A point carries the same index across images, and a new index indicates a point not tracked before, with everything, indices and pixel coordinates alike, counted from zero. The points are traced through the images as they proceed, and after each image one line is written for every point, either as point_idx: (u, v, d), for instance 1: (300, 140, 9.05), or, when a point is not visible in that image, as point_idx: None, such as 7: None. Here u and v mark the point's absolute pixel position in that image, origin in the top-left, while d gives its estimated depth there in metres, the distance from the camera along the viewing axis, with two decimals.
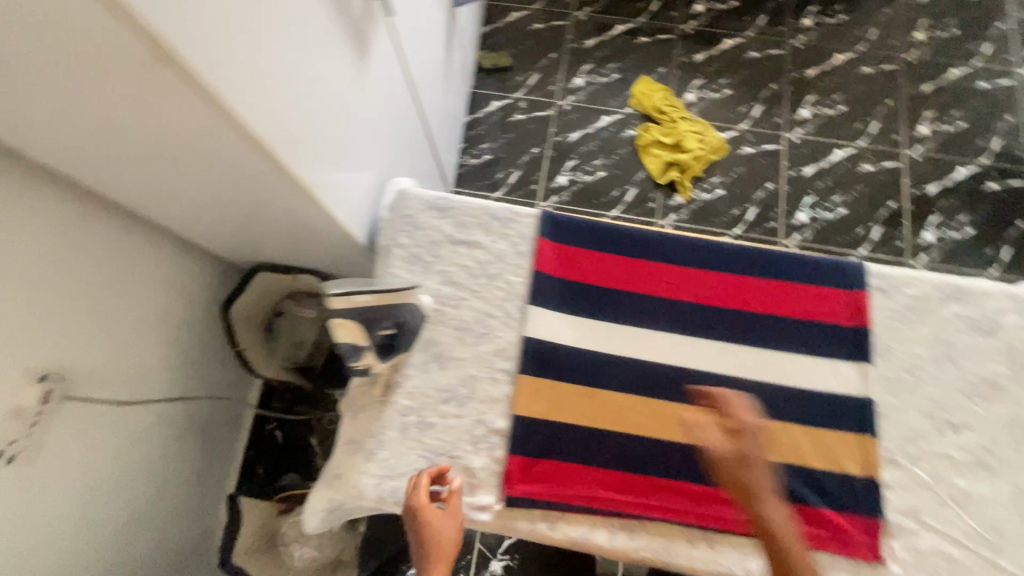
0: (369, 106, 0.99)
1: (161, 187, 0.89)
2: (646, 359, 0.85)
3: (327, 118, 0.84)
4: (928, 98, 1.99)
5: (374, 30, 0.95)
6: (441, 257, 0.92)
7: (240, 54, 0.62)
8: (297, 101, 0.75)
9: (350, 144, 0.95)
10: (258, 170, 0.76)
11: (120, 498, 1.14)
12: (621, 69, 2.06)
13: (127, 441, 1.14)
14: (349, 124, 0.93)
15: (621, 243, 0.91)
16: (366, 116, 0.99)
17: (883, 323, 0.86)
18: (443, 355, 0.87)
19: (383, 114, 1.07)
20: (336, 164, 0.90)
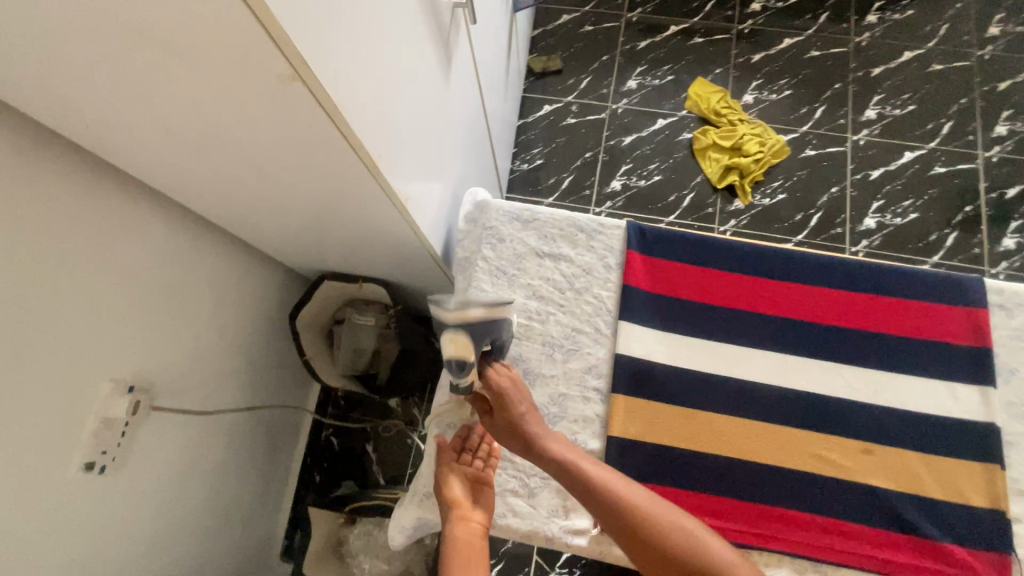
0: (447, 115, 0.98)
1: (247, 199, 0.89)
2: (747, 379, 0.81)
3: (414, 129, 0.83)
4: (1005, 96, 1.88)
5: (455, 37, 0.94)
6: (526, 270, 0.90)
7: (353, 68, 0.61)
8: (393, 113, 0.74)
9: (431, 154, 0.94)
10: (353, 181, 0.76)
11: (196, 506, 1.15)
12: (675, 71, 2.01)
13: (202, 450, 1.15)
14: (431, 133, 0.91)
15: (715, 256, 0.87)
16: (444, 125, 0.98)
17: (1005, 343, 0.80)
18: (531, 371, 0.85)
19: (457, 122, 1.06)
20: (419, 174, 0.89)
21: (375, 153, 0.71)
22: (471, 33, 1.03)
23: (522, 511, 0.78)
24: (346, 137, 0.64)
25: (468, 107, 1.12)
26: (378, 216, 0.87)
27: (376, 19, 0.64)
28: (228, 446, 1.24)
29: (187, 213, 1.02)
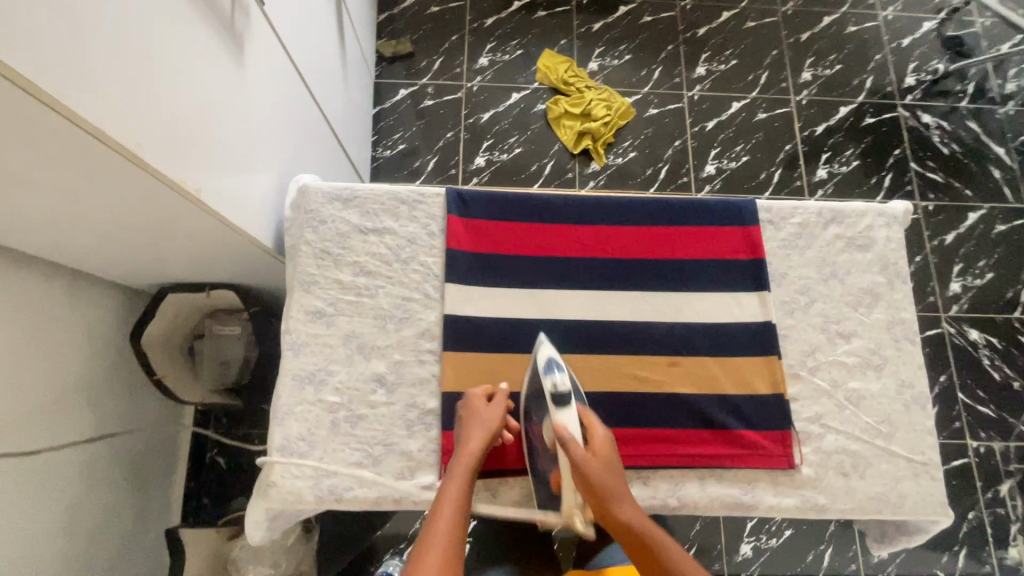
0: (252, 102, 0.95)
1: (38, 225, 0.82)
2: (565, 319, 0.88)
3: (207, 120, 0.80)
4: (807, 46, 2.13)
5: (242, 18, 0.90)
6: (351, 248, 0.91)
7: (75, 57, 0.56)
8: (168, 107, 0.71)
9: (239, 145, 0.90)
10: (135, 186, 0.71)
11: (50, 559, 1.05)
12: (523, 45, 2.07)
13: (51, 495, 1.06)
14: (233, 122, 0.88)
15: (530, 210, 0.93)
16: (251, 114, 0.94)
17: (775, 253, 0.93)
18: (366, 346, 0.86)
19: (272, 109, 1.03)
20: (229, 170, 0.87)
21: (152, 152, 0.68)
22: (266, 13, 0.99)
23: (368, 481, 0.80)
24: (93, 133, 0.60)
25: (285, 92, 1.09)
26: (187, 221, 0.83)
27: (100, 1, 0.59)
28: (81, 484, 1.14)
29: None
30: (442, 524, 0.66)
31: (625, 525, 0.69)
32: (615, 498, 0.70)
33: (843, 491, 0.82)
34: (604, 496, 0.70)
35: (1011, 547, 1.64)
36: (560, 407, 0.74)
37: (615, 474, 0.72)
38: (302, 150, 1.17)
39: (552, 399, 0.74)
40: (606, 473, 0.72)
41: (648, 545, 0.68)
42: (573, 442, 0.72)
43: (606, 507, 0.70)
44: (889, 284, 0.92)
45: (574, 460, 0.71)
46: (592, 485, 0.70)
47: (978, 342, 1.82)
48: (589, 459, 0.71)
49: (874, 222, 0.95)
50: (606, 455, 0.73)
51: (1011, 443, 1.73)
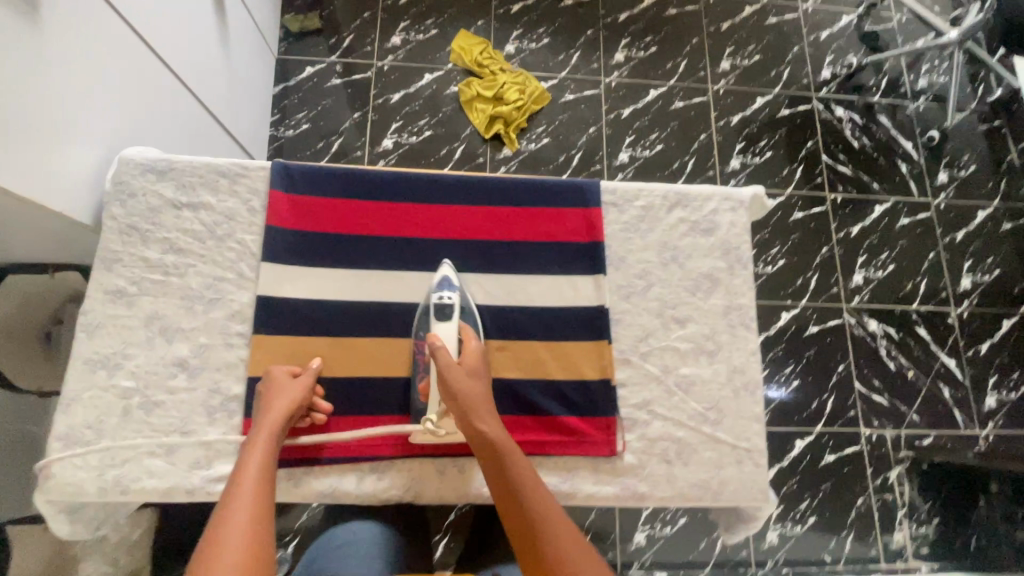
0: (64, 69, 0.88)
1: None
2: (390, 301, 0.84)
3: None
4: (727, 36, 2.12)
5: None
6: (163, 223, 0.85)
7: None
8: None
9: (35, 111, 0.82)
10: None
11: None
12: (439, 25, 2.00)
13: None
14: (24, 85, 0.80)
15: (364, 186, 0.88)
16: (57, 79, 0.86)
17: (615, 235, 0.90)
18: (169, 328, 0.80)
19: (98, 78, 0.96)
20: (22, 143, 0.80)
21: None
22: None
23: (159, 471, 0.75)
24: None
25: (117, 59, 1.00)
26: None
27: None
28: None
29: None
30: (236, 517, 0.62)
31: (478, 432, 0.70)
32: (475, 406, 0.72)
33: (663, 478, 0.81)
34: (463, 404, 0.71)
35: (896, 532, 1.69)
36: (440, 319, 0.78)
37: (480, 388, 0.74)
38: (143, 122, 1.10)
39: (436, 312, 0.78)
40: (469, 382, 0.73)
41: (496, 454, 0.69)
42: (442, 351, 0.74)
43: (466, 415, 0.71)
44: (729, 269, 0.91)
45: (440, 366, 0.73)
46: (453, 392, 0.72)
47: (876, 333, 1.86)
48: (453, 367, 0.73)
49: (718, 206, 0.93)
50: (476, 369, 0.76)
51: (902, 431, 1.77)
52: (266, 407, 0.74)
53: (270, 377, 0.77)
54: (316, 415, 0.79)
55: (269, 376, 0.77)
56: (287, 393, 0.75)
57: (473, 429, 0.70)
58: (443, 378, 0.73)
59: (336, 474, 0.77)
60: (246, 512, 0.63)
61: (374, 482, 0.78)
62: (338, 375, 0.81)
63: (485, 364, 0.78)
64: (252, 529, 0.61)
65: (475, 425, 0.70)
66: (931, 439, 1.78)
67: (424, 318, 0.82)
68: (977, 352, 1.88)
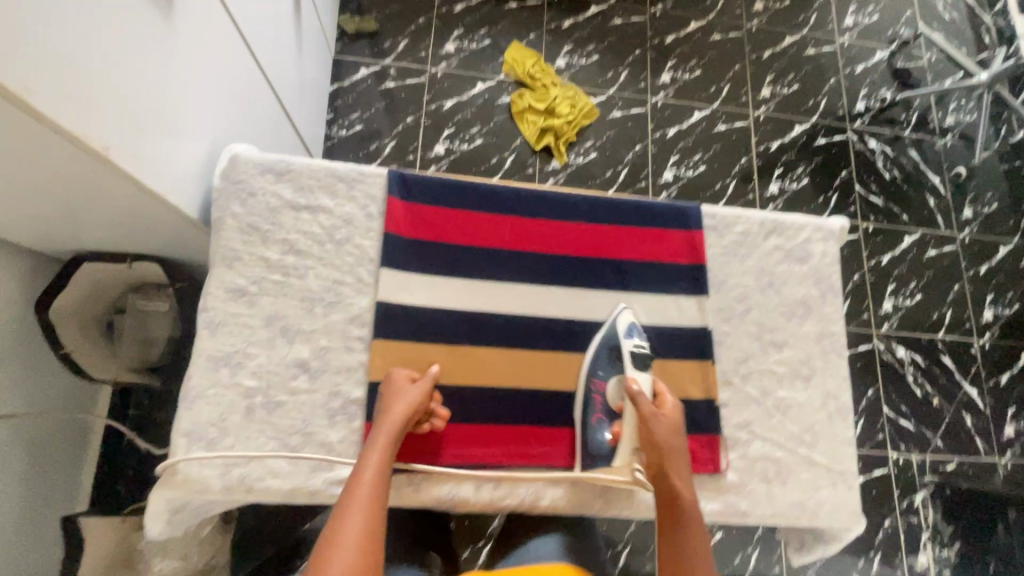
0: (187, 63, 0.89)
1: None
2: (502, 312, 0.86)
3: (129, 78, 0.75)
4: (768, 64, 2.18)
5: None
6: (282, 224, 0.85)
7: None
8: (79, 60, 0.66)
9: (167, 105, 0.84)
10: (34, 138, 0.65)
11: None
12: (491, 35, 2.03)
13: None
14: (157, 79, 0.81)
15: (477, 199, 0.90)
16: (181, 71, 0.87)
17: (716, 259, 0.93)
18: (290, 329, 0.81)
19: (211, 73, 0.97)
20: (154, 135, 0.81)
21: (57, 109, 0.63)
22: None
23: (282, 472, 0.76)
24: None
25: (223, 53, 1.01)
26: (100, 184, 0.77)
27: None
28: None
29: None
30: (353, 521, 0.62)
31: (671, 489, 0.72)
32: (672, 465, 0.73)
33: (764, 497, 0.84)
34: (661, 451, 0.74)
35: (920, 554, 1.74)
36: (635, 365, 0.81)
37: (680, 443, 0.76)
38: (239, 118, 1.10)
39: (630, 359, 0.81)
40: (671, 435, 0.75)
41: (678, 520, 0.70)
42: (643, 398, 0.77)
43: (662, 465, 0.73)
44: (822, 297, 0.95)
45: (642, 409, 0.76)
46: (652, 435, 0.75)
47: (904, 360, 1.92)
48: (657, 416, 0.76)
49: (812, 236, 0.97)
50: (675, 422, 0.77)
51: (926, 456, 1.83)
52: (385, 409, 0.74)
53: (394, 379, 0.77)
54: (435, 420, 0.79)
55: (393, 376, 0.78)
56: (405, 397, 0.75)
57: (669, 485, 0.72)
58: (644, 422, 0.75)
59: (453, 481, 0.79)
60: (361, 523, 0.62)
61: (489, 490, 0.79)
62: (452, 385, 0.83)
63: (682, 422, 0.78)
64: (365, 541, 0.61)
65: (669, 479, 0.72)
66: (953, 465, 1.84)
67: (609, 358, 0.83)
68: (997, 383, 1.95)
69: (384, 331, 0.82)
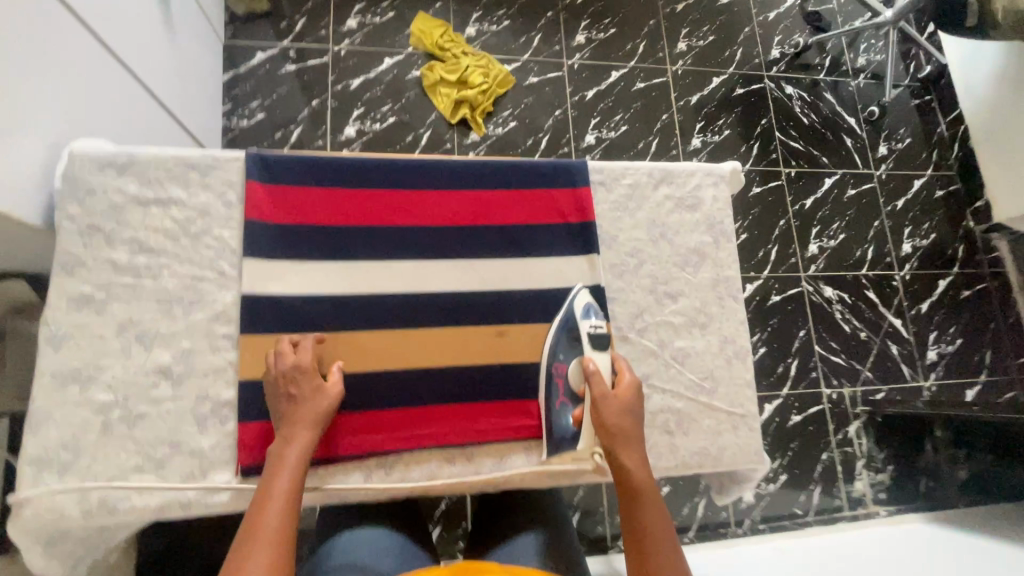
0: (14, 57, 0.79)
1: None
2: (382, 292, 0.81)
3: None
4: (682, 17, 2.16)
5: None
6: (128, 222, 0.78)
7: None
8: None
9: None
10: None
11: None
12: (395, 7, 1.94)
13: None
14: None
15: (347, 174, 0.84)
16: (8, 68, 0.78)
17: (605, 214, 0.91)
18: (146, 334, 0.75)
19: (48, 67, 0.87)
20: None
21: None
22: None
23: (149, 487, 0.71)
24: None
25: (61, 44, 0.91)
26: None
27: None
28: None
29: None
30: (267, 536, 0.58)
31: (620, 467, 0.68)
32: (625, 440, 0.70)
33: (667, 449, 0.83)
34: (611, 433, 0.70)
35: (857, 481, 1.82)
36: (595, 347, 0.78)
37: (632, 423, 0.72)
38: (93, 113, 1.01)
39: (589, 340, 0.79)
40: (621, 414, 0.72)
41: (631, 492, 0.67)
42: (596, 375, 0.75)
43: (613, 447, 0.70)
44: (715, 243, 0.94)
45: (595, 393, 0.74)
46: (602, 419, 0.71)
47: (832, 299, 1.97)
48: (607, 397, 0.73)
49: (701, 182, 0.95)
50: (630, 403, 0.74)
51: (857, 388, 1.90)
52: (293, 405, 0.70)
53: (293, 363, 0.73)
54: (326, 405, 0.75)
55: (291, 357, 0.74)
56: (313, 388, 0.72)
57: (618, 464, 0.69)
58: (595, 406, 0.73)
59: (342, 472, 0.75)
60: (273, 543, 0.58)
61: (381, 477, 0.76)
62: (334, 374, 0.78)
63: (639, 396, 0.76)
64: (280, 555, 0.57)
65: (619, 460, 0.69)
66: (882, 394, 1.92)
67: (568, 343, 0.79)
68: (919, 311, 2.03)
69: (252, 325, 0.77)
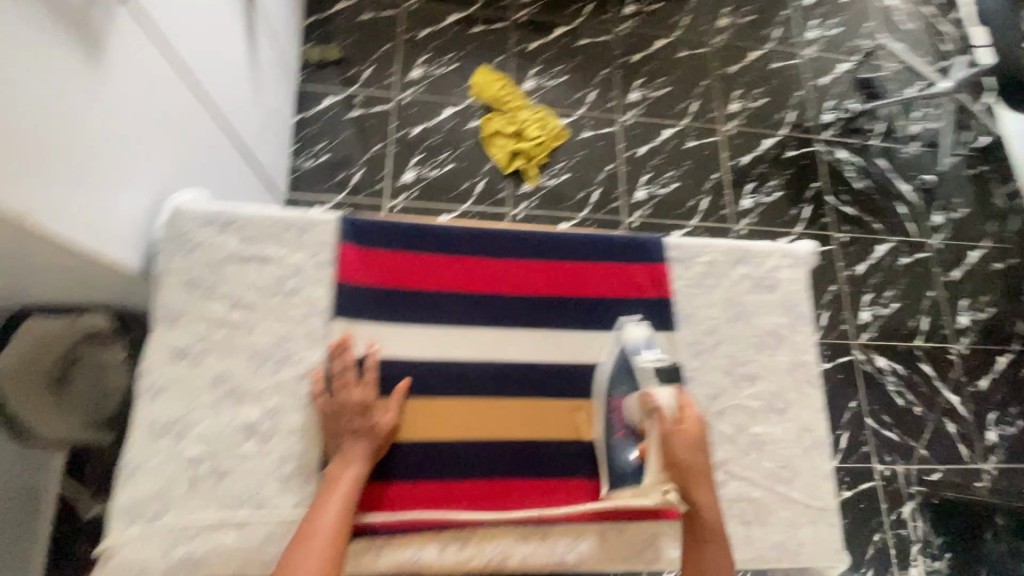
0: (131, 116, 0.85)
1: None
2: (463, 360, 0.82)
3: (73, 143, 0.72)
4: (734, 79, 2.20)
5: (116, 22, 0.81)
6: (227, 278, 0.81)
7: None
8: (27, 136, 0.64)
9: (113, 163, 0.80)
10: None
11: None
12: (458, 60, 2.02)
13: None
14: (102, 140, 0.78)
15: (434, 240, 0.86)
16: (127, 127, 0.84)
17: (683, 291, 0.91)
18: (237, 390, 0.77)
19: (159, 123, 0.93)
20: (101, 197, 0.77)
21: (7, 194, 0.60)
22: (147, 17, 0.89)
23: (231, 545, 0.72)
24: None
25: (170, 101, 0.97)
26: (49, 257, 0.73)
27: None
28: None
29: None
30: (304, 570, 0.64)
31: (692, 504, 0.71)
32: (696, 479, 0.71)
33: (743, 540, 0.81)
34: (682, 472, 0.70)
35: (910, 567, 1.72)
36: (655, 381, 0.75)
37: (700, 459, 0.71)
38: (190, 162, 1.06)
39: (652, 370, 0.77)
40: (691, 450, 0.71)
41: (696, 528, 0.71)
42: (660, 411, 0.72)
43: (686, 484, 0.71)
44: (792, 325, 0.92)
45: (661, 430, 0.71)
46: (673, 457, 0.71)
47: (884, 369, 1.91)
48: (673, 435, 0.71)
49: (779, 262, 0.95)
50: (698, 439, 0.71)
51: (911, 466, 1.82)
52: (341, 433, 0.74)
53: (348, 389, 0.76)
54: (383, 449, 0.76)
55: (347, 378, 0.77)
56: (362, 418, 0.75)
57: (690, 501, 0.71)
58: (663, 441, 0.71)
59: (416, 543, 0.75)
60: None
61: (454, 552, 0.75)
62: (413, 440, 0.79)
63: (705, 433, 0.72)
64: None
65: (692, 497, 0.70)
66: (938, 474, 1.83)
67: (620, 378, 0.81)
68: (977, 388, 1.95)
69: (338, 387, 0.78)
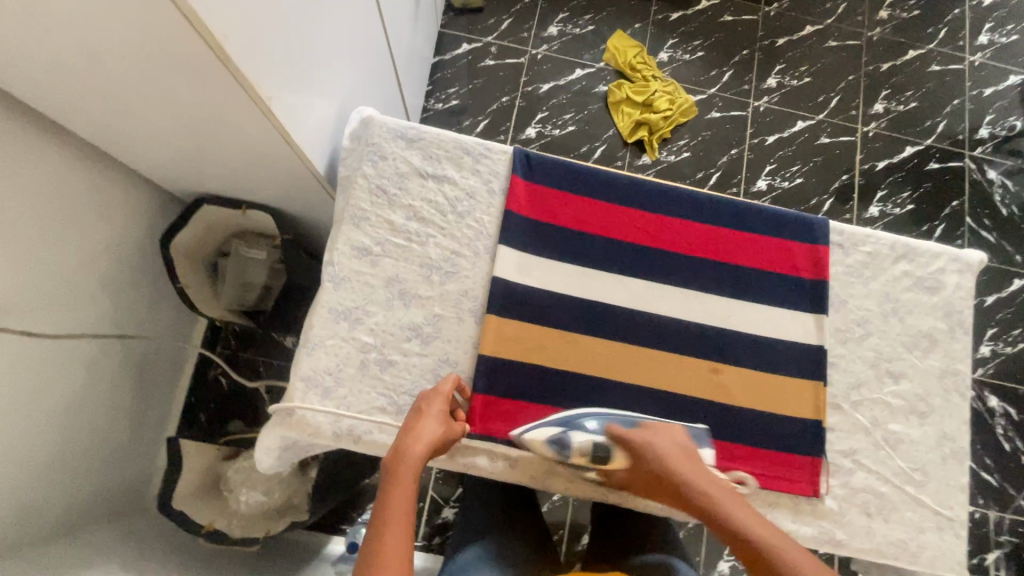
0: (344, 36, 0.93)
1: (114, 120, 0.83)
2: (612, 303, 0.86)
3: (312, 54, 0.80)
4: (884, 77, 2.04)
5: None
6: (408, 190, 0.87)
7: None
8: (286, 40, 0.72)
9: (328, 78, 0.89)
10: (235, 109, 0.72)
11: (93, 446, 1.08)
12: (595, 22, 1.99)
13: (89, 388, 1.06)
14: (327, 55, 0.86)
15: (597, 187, 0.89)
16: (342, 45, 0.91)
17: (839, 277, 0.89)
18: (407, 292, 0.84)
19: (358, 45, 1.01)
20: (315, 106, 0.86)
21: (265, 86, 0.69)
22: None
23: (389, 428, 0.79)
24: None
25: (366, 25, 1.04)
26: (269, 150, 0.83)
27: None
28: (106, 375, 1.10)
29: (67, 114, 0.84)
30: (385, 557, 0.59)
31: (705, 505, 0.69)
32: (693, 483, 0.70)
33: (864, 530, 0.80)
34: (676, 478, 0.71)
35: None
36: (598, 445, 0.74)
37: (688, 462, 0.72)
38: (365, 85, 1.14)
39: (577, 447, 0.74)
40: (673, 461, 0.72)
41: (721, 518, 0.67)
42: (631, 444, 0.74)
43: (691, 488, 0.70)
44: (949, 331, 0.89)
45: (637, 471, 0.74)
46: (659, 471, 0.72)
47: (995, 410, 1.79)
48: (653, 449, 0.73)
49: (947, 265, 0.90)
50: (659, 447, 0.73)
51: (1006, 514, 1.71)
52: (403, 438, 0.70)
53: (417, 407, 0.75)
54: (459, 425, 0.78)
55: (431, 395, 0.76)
56: (429, 424, 0.72)
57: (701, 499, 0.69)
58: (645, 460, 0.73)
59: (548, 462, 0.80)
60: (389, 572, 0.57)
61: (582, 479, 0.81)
62: (556, 368, 0.83)
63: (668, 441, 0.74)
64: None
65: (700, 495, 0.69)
66: None
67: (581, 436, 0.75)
68: None
69: (496, 306, 0.83)
